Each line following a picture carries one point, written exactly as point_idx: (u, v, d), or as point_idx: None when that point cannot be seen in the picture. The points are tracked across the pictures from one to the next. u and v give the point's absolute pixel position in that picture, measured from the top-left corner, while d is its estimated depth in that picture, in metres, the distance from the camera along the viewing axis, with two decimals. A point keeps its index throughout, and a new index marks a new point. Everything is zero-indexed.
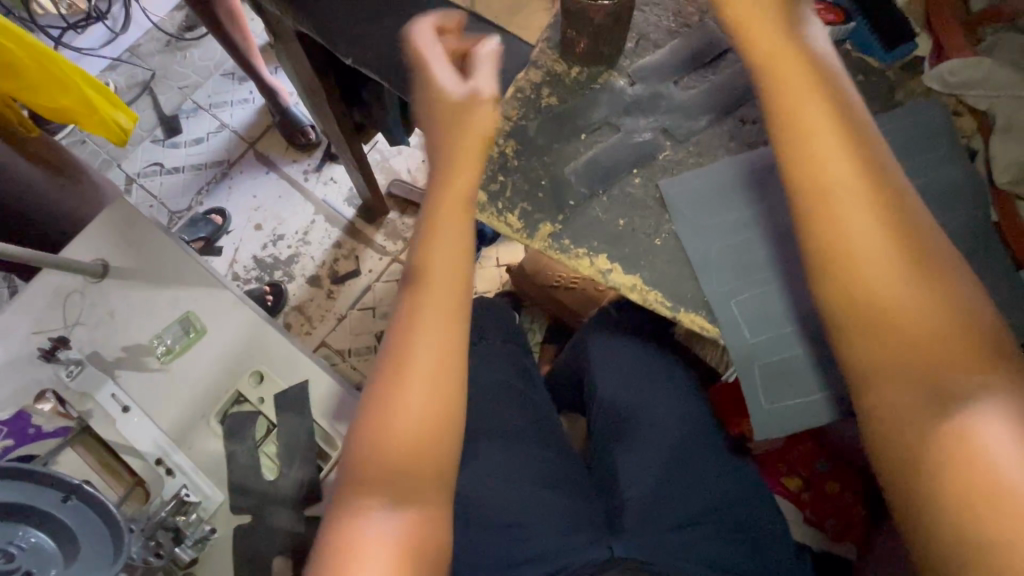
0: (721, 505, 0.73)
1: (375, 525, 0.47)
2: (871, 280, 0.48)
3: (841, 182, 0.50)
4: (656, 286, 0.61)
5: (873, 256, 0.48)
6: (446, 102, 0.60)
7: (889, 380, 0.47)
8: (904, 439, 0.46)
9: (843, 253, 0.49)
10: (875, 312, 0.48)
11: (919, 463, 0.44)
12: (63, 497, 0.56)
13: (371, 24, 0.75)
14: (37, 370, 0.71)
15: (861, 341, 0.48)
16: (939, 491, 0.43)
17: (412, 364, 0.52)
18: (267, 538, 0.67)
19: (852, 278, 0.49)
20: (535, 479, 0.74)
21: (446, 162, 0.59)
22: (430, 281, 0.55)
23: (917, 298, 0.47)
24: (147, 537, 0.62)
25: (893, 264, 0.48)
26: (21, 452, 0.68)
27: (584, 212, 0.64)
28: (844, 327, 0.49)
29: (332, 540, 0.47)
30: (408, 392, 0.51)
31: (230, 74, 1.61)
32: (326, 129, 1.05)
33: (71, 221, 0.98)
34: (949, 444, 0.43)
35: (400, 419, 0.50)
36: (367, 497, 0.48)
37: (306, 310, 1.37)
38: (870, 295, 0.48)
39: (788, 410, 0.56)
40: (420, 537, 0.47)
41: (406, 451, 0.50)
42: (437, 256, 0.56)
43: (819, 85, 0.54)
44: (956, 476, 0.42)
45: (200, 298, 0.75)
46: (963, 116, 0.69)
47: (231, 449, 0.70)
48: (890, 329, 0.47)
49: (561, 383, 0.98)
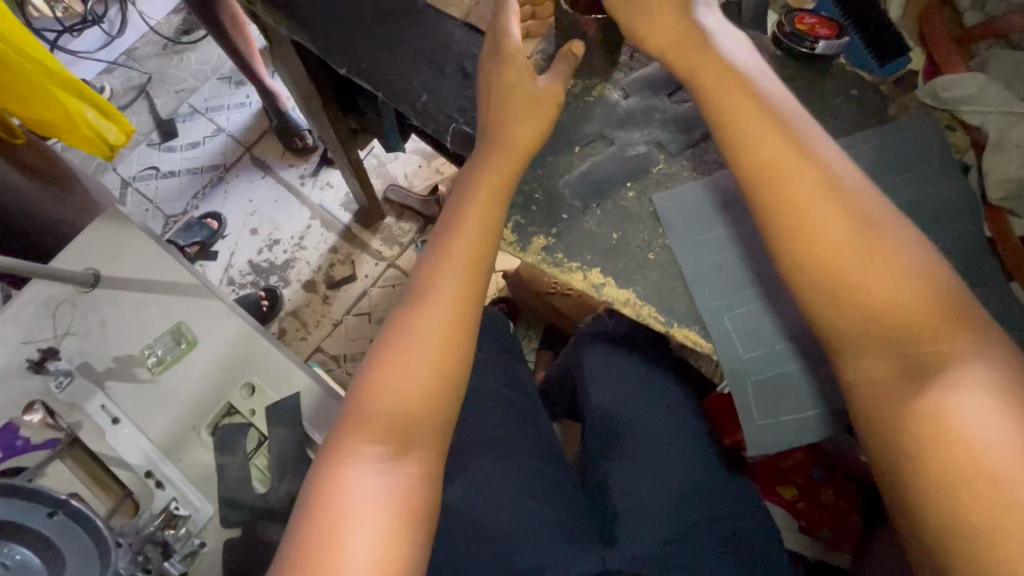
0: (717, 519, 0.72)
1: (359, 487, 0.47)
2: (829, 261, 0.49)
3: (789, 166, 0.51)
4: (650, 300, 0.60)
5: (830, 237, 0.49)
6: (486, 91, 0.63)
7: (871, 361, 0.47)
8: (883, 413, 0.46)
9: (801, 238, 0.50)
10: (837, 292, 0.48)
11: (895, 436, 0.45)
12: (49, 513, 0.55)
13: (367, 33, 0.74)
14: (26, 380, 0.71)
15: (831, 320, 0.49)
16: (918, 461, 0.43)
17: (424, 331, 0.53)
18: (257, 551, 0.66)
19: (815, 261, 0.49)
20: (529, 491, 0.73)
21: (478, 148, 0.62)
22: (444, 261, 0.57)
23: (875, 273, 0.48)
24: (136, 551, 0.62)
25: (848, 242, 0.48)
26: (9, 464, 0.68)
27: (577, 225, 0.63)
28: (829, 312, 0.49)
29: (315, 499, 0.47)
30: (413, 355, 0.52)
31: (227, 78, 1.60)
32: (322, 135, 1.04)
33: (60, 229, 0.99)
34: (933, 425, 0.43)
35: (403, 380, 0.52)
36: (355, 458, 0.49)
37: (301, 316, 1.37)
38: (830, 276, 0.49)
39: (783, 427, 0.56)
40: (404, 505, 0.48)
41: (405, 413, 0.51)
42: (453, 237, 0.58)
43: (792, 98, 0.55)
44: (934, 445, 0.42)
45: (192, 308, 0.75)
46: (956, 132, 0.71)
47: (222, 461, 0.69)
48: (852, 307, 0.48)
49: (556, 391, 0.97)
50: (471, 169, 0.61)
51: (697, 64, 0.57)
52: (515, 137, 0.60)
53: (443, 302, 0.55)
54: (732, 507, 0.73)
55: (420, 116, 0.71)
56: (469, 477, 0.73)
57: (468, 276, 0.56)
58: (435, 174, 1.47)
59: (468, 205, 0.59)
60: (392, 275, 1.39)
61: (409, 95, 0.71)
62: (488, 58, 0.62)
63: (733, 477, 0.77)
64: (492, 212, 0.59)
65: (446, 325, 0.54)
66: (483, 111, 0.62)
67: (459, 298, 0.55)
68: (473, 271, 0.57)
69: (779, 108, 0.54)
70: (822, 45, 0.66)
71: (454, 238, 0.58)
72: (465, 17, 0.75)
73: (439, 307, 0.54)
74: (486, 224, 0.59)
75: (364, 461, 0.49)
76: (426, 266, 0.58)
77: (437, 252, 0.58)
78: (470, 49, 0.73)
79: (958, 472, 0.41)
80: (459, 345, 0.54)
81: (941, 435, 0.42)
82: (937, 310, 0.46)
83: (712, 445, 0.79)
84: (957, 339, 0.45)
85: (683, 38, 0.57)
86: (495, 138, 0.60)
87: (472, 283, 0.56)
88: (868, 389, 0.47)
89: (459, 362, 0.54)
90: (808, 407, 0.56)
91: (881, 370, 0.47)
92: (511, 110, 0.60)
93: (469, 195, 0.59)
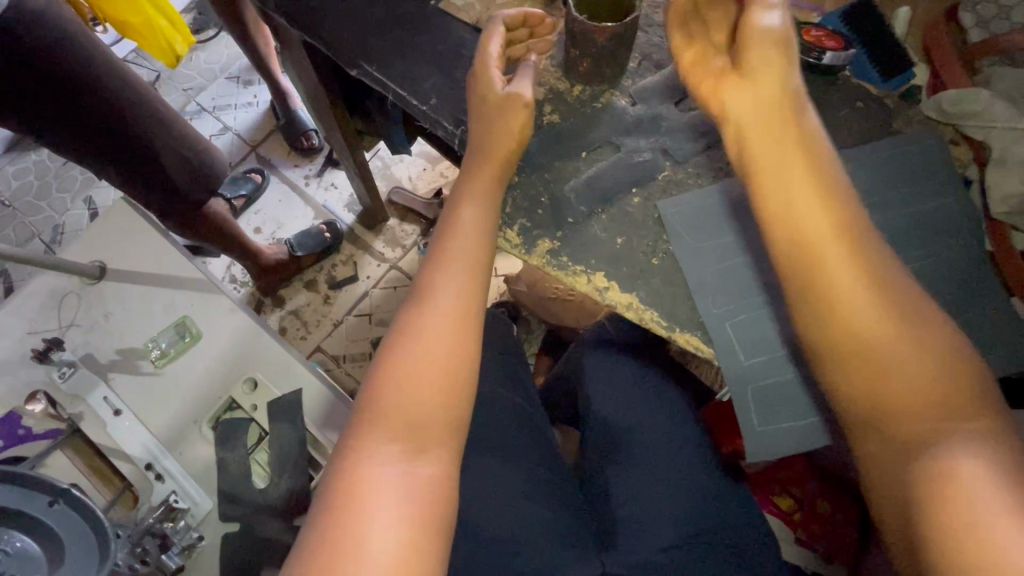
0: (714, 527, 0.71)
1: (378, 482, 0.47)
2: (859, 328, 0.48)
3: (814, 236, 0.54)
4: (654, 305, 0.61)
5: (852, 293, 0.49)
6: (490, 93, 0.62)
7: (884, 427, 0.47)
8: (891, 470, 0.46)
9: (825, 301, 0.50)
10: (857, 355, 0.48)
11: (897, 491, 0.45)
12: (50, 501, 0.55)
13: (379, 36, 0.75)
14: (30, 369, 0.71)
15: (848, 380, 0.49)
16: (917, 512, 0.43)
17: (435, 327, 0.54)
18: (251, 548, 0.66)
19: (838, 328, 0.49)
20: (526, 495, 0.73)
21: (472, 149, 0.62)
22: (443, 261, 0.58)
23: (892, 344, 0.47)
24: (134, 543, 0.61)
25: (873, 303, 0.48)
26: (8, 454, 0.67)
27: (582, 230, 0.64)
28: (841, 376, 0.49)
29: (330, 493, 0.47)
30: (428, 350, 0.53)
31: (236, 78, 1.61)
32: (329, 134, 1.04)
33: (174, 150, 0.89)
34: (932, 486, 0.42)
35: (418, 376, 0.52)
36: (374, 455, 0.49)
37: (302, 316, 1.37)
38: (847, 342, 0.49)
39: (780, 433, 0.56)
40: (421, 504, 0.47)
41: (420, 409, 0.51)
42: (457, 238, 0.59)
43: (808, 155, 0.54)
44: (934, 498, 0.42)
45: (197, 303, 0.75)
46: (960, 145, 0.68)
47: (222, 456, 0.69)
48: (874, 376, 0.48)
49: (555, 394, 0.97)
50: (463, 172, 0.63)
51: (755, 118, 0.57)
52: (499, 137, 0.61)
53: (446, 300, 0.55)
54: (731, 518, 0.73)
55: (430, 121, 0.72)
56: (465, 479, 0.73)
57: (473, 273, 0.57)
58: (439, 177, 1.48)
59: (464, 207, 0.61)
60: (394, 277, 1.39)
61: (420, 99, 0.72)
62: (471, 68, 0.64)
63: (731, 486, 0.77)
64: (490, 211, 0.61)
65: (454, 320, 0.55)
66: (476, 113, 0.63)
67: (463, 295, 0.56)
68: (474, 267, 0.58)
69: (823, 153, 0.54)
70: (828, 57, 0.66)
71: (455, 237, 0.59)
72: (477, 22, 0.76)
73: (446, 303, 0.55)
74: (486, 223, 0.60)
75: (382, 457, 0.49)
76: (429, 264, 0.59)
77: (440, 251, 0.59)
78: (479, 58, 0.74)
79: (948, 526, 0.41)
80: (469, 341, 0.54)
81: (943, 494, 0.42)
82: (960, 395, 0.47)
83: (711, 454, 0.79)
84: (976, 417, 0.44)
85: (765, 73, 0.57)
86: (482, 140, 0.62)
87: (475, 279, 0.57)
88: (884, 442, 0.47)
89: (470, 355, 0.54)
90: (810, 415, 0.56)
91: (902, 430, 0.46)
92: (498, 112, 0.61)
93: (466, 196, 0.61)
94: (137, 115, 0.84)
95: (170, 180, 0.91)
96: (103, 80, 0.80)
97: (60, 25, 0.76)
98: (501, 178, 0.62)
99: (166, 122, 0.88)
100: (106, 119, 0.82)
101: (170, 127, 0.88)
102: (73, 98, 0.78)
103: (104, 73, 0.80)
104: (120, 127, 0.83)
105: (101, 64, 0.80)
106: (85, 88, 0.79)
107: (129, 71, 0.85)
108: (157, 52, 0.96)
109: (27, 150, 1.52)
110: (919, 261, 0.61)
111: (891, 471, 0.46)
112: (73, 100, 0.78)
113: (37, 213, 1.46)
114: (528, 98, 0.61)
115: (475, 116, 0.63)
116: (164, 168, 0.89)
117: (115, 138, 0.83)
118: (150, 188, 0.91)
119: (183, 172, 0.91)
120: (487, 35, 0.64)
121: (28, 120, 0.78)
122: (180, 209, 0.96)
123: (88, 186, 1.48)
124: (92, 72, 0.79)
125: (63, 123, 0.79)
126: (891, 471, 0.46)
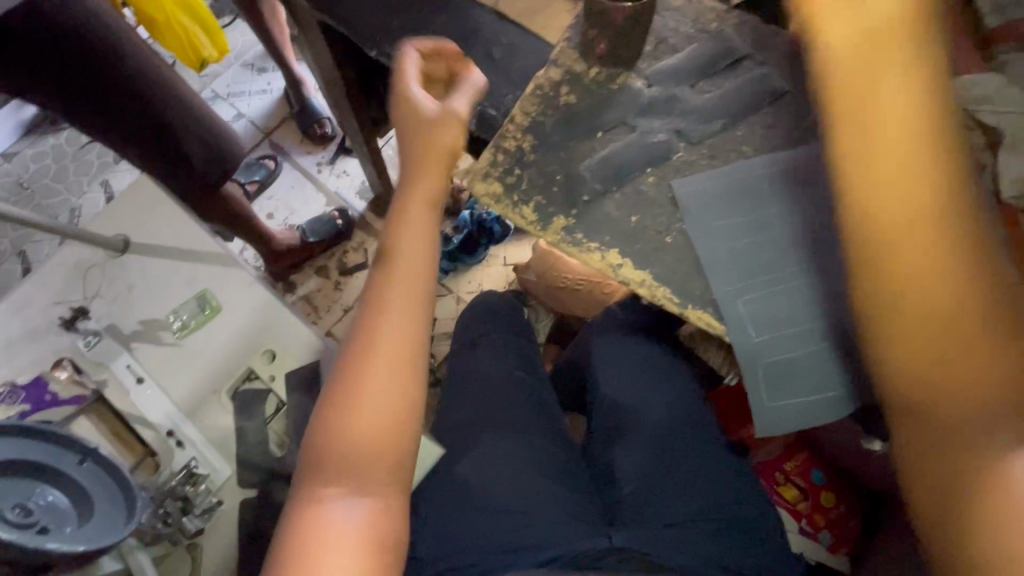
0: (718, 506, 0.73)
1: (332, 521, 0.49)
2: (933, 291, 0.40)
3: (906, 149, 0.41)
4: (666, 282, 0.62)
5: (929, 246, 0.40)
6: (417, 116, 0.63)
7: (928, 410, 0.40)
8: (943, 471, 0.41)
9: (900, 257, 0.41)
10: (943, 322, 0.39)
11: (952, 491, 0.40)
12: (80, 459, 0.58)
13: (398, 18, 0.77)
14: (56, 337, 0.73)
15: (931, 360, 0.40)
16: (962, 520, 0.39)
17: (377, 373, 0.53)
18: (268, 514, 0.68)
19: (916, 293, 0.40)
20: (536, 470, 0.75)
21: (413, 169, 0.62)
22: (388, 292, 0.56)
23: (966, 308, 0.39)
24: (157, 504, 0.64)
25: (951, 258, 0.39)
26: (35, 418, 0.68)
27: (597, 208, 0.65)
28: (920, 359, 0.40)
29: (289, 535, 0.49)
30: (375, 389, 0.52)
31: (250, 65, 1.63)
32: (343, 120, 1.05)
33: (193, 133, 0.91)
34: (994, 488, 0.38)
35: (364, 416, 0.52)
36: (327, 496, 0.50)
37: (314, 301, 1.39)
38: (950, 315, 0.39)
39: (788, 410, 0.58)
40: (373, 547, 0.49)
41: (367, 455, 0.51)
42: (401, 266, 0.58)
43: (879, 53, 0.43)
44: (970, 497, 0.39)
45: (217, 277, 0.77)
46: (974, 131, 0.66)
47: (241, 425, 0.73)
48: (917, 349, 0.40)
49: (564, 377, 0.98)
50: (411, 196, 0.61)
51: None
52: (432, 151, 0.62)
53: (389, 341, 0.54)
54: (734, 498, 0.74)
55: None
56: (475, 454, 0.75)
57: (419, 304, 0.56)
58: None
59: (408, 231, 0.60)
60: None
61: None
62: (395, 90, 0.65)
63: (737, 468, 0.78)
64: (431, 240, 0.60)
65: (397, 357, 0.54)
66: (408, 133, 0.63)
67: (408, 326, 0.55)
68: (422, 300, 0.57)
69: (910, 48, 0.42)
70: None
71: (398, 273, 0.57)
72: (494, 5, 0.77)
73: (393, 336, 0.54)
74: (431, 250, 0.60)
75: (334, 495, 0.50)
76: (370, 296, 0.57)
77: (381, 281, 0.57)
78: (496, 40, 0.75)
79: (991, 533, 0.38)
80: (412, 382, 0.54)
81: (997, 500, 0.38)
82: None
83: (719, 437, 0.80)
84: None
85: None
86: (422, 162, 0.62)
87: (422, 308, 0.56)
88: (937, 433, 0.40)
89: (415, 395, 0.54)
90: (817, 391, 0.57)
91: (959, 417, 0.39)
92: (431, 127, 0.62)
93: (410, 223, 0.60)
94: (158, 97, 0.85)
95: (187, 162, 0.93)
96: (125, 60, 0.81)
97: (84, 3, 0.76)
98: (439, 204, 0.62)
99: (187, 104, 0.89)
100: (128, 99, 0.83)
101: (190, 109, 0.89)
102: (95, 77, 0.79)
103: (127, 55, 0.81)
104: (141, 109, 0.84)
105: (127, 46, 0.81)
106: (105, 66, 0.79)
107: (152, 52, 0.85)
108: (184, 55, 0.98)
109: (45, 134, 1.54)
110: None
111: (932, 469, 0.41)
112: (95, 79, 0.80)
113: (54, 196, 1.48)
114: (463, 114, 0.64)
115: (412, 141, 0.63)
116: (181, 150, 0.91)
117: (137, 118, 0.85)
118: (169, 168, 0.93)
119: (200, 152, 0.92)
120: (404, 56, 0.66)
121: (47, 96, 0.80)
122: (196, 187, 0.97)
123: (104, 170, 1.50)
124: (115, 52, 0.80)
125: (85, 102, 0.81)
126: (923, 466, 0.42)
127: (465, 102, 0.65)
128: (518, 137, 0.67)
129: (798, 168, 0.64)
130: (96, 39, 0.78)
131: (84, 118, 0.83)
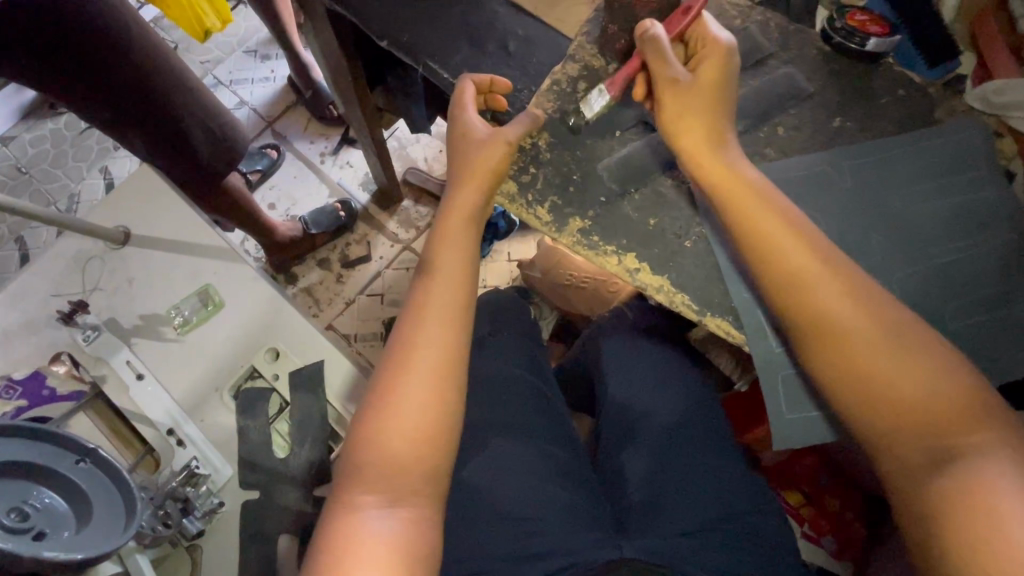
0: (729, 515, 0.71)
1: (367, 528, 0.49)
2: (862, 362, 0.52)
3: (807, 261, 0.55)
4: (683, 288, 0.60)
5: (854, 324, 0.53)
6: (468, 137, 0.63)
7: (893, 447, 0.51)
8: (921, 498, 0.49)
9: (836, 337, 0.53)
10: (873, 385, 0.52)
11: (923, 509, 0.48)
12: (77, 459, 0.56)
13: (410, 7, 0.74)
14: (54, 330, 0.71)
15: (876, 413, 0.52)
16: (945, 533, 0.46)
17: (416, 383, 0.54)
18: (272, 514, 0.67)
19: (852, 365, 0.53)
20: (543, 474, 0.73)
21: (453, 183, 0.63)
22: (422, 309, 0.58)
23: (898, 372, 0.51)
24: (157, 505, 0.62)
25: (872, 333, 0.52)
26: (31, 414, 0.66)
27: (614, 210, 0.63)
28: (874, 414, 0.52)
29: (327, 543, 0.49)
30: (409, 400, 0.54)
31: (253, 52, 1.59)
32: (349, 111, 1.03)
33: (197, 124, 0.89)
34: (963, 500, 0.46)
35: (397, 427, 0.53)
36: (362, 505, 0.51)
37: (315, 293, 1.37)
38: (879, 380, 0.52)
39: (806, 421, 0.56)
40: (405, 553, 0.49)
41: (402, 462, 0.52)
42: (438, 286, 0.59)
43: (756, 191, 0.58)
44: (953, 510, 0.46)
45: (220, 272, 0.75)
46: (1004, 138, 0.66)
47: (242, 424, 0.71)
48: (873, 405, 0.52)
49: (570, 378, 0.97)
50: (452, 212, 0.62)
51: (694, 150, 0.60)
52: (473, 165, 0.62)
53: (427, 353, 0.55)
54: (745, 507, 0.73)
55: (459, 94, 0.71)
56: (481, 456, 0.74)
57: (454, 322, 0.57)
58: None
59: (446, 249, 0.61)
60: (407, 258, 1.39)
61: (451, 73, 0.71)
62: (449, 119, 0.65)
63: (749, 476, 0.76)
64: (467, 256, 0.61)
65: (431, 372, 0.55)
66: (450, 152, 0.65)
67: (444, 342, 0.56)
68: (458, 318, 0.58)
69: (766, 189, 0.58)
70: (873, 41, 0.64)
71: (435, 286, 0.59)
72: None
73: (429, 350, 0.55)
74: (467, 265, 0.60)
75: (368, 503, 0.51)
76: (406, 315, 0.58)
77: (417, 298, 0.59)
78: (512, 32, 0.73)
79: (979, 547, 0.45)
80: (448, 391, 0.55)
81: (975, 511, 0.46)
82: (992, 399, 0.50)
83: (730, 443, 0.78)
84: (980, 429, 0.49)
85: (694, 85, 0.60)
86: (463, 174, 0.62)
87: (458, 323, 0.57)
88: (899, 465, 0.51)
89: (452, 405, 0.55)
90: None
91: (915, 451, 0.50)
92: (474, 145, 0.62)
93: (448, 242, 0.61)
94: (163, 87, 0.83)
95: (193, 154, 0.91)
96: (131, 49, 0.79)
97: None
98: (476, 220, 0.63)
99: (191, 95, 0.87)
100: (134, 89, 0.81)
101: (195, 99, 0.88)
102: (100, 65, 0.77)
103: (133, 44, 0.79)
104: (146, 99, 0.83)
105: (134, 34, 0.79)
106: (111, 54, 0.77)
107: (158, 41, 0.83)
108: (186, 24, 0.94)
109: (44, 118, 1.52)
110: (953, 254, 0.60)
111: (916, 499, 0.49)
112: (99, 67, 0.77)
113: (52, 182, 1.46)
114: (511, 137, 0.62)
115: (457, 161, 0.63)
116: (186, 142, 0.89)
117: (141, 108, 0.83)
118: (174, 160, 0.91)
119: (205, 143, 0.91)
120: (462, 86, 0.65)
121: (44, 82, 0.77)
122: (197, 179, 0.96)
123: (104, 156, 1.47)
124: (122, 41, 0.78)
125: (90, 91, 0.79)
126: (914, 497, 0.49)
127: (517, 127, 0.63)
128: (534, 134, 0.65)
129: (821, 173, 0.63)
130: (100, 26, 0.75)
131: (88, 107, 0.81)
